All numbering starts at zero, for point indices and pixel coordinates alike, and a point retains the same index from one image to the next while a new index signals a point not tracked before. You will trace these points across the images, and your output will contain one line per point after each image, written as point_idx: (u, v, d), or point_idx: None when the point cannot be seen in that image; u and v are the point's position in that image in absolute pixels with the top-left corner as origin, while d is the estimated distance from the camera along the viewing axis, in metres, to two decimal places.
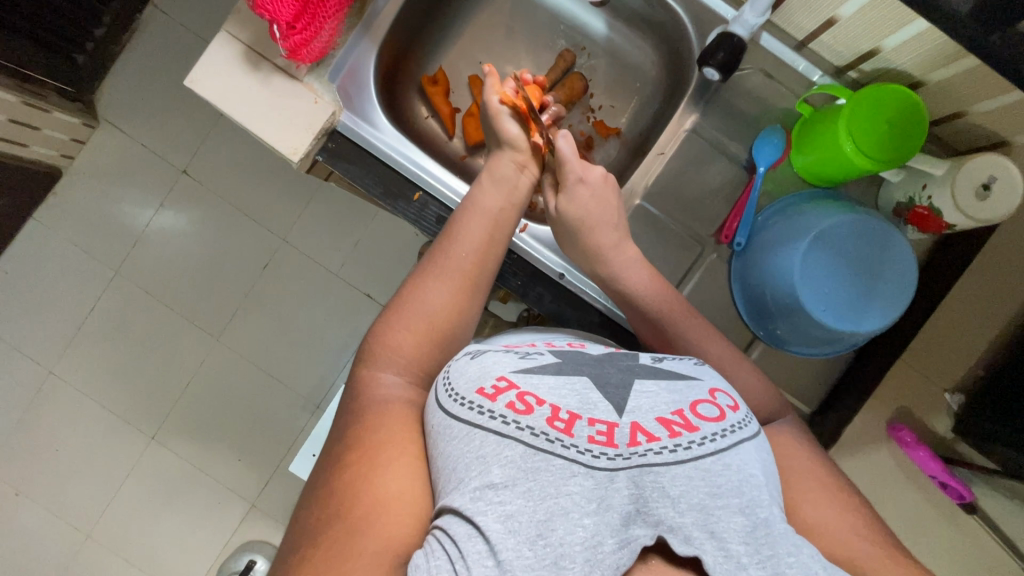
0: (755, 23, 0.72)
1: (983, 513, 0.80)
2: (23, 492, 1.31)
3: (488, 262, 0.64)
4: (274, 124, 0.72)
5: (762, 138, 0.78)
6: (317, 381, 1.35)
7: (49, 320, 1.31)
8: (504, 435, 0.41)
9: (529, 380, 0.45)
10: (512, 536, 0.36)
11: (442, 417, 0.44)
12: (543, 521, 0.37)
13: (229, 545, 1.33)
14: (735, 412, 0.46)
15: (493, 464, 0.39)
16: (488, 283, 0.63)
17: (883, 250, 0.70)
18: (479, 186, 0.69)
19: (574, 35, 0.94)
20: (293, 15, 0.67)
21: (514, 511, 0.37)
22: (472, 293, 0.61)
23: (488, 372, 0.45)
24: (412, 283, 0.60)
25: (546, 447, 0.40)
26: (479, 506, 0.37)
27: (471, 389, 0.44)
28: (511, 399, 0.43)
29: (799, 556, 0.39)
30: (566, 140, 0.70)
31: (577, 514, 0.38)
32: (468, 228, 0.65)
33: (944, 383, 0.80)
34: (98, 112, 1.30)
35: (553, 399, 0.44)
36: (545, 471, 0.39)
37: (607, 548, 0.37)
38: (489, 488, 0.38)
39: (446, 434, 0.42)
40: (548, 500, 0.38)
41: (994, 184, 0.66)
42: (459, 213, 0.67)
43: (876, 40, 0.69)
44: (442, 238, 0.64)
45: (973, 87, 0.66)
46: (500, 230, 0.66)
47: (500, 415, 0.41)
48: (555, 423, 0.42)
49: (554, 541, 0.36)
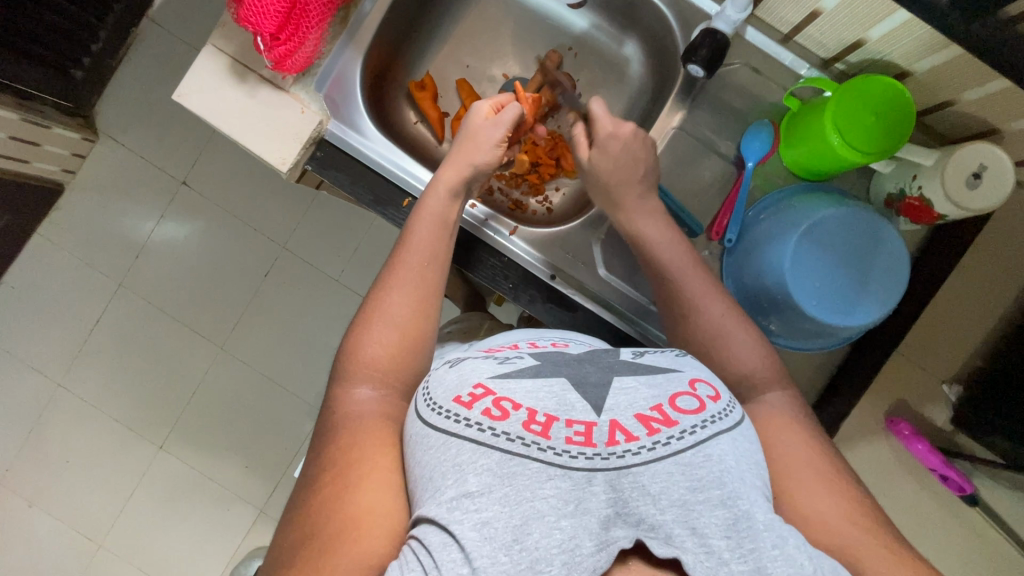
0: (738, 18, 0.71)
1: (985, 504, 0.79)
2: (36, 504, 1.33)
3: (442, 266, 0.65)
4: (262, 135, 0.73)
5: (750, 133, 0.78)
6: (321, 387, 1.36)
7: (56, 333, 1.33)
8: (480, 443, 0.41)
9: (506, 385, 0.45)
10: (488, 542, 0.37)
11: (421, 426, 0.45)
12: (519, 526, 0.37)
13: (239, 551, 1.35)
14: (716, 402, 0.46)
15: (470, 473, 0.40)
16: (444, 287, 0.64)
17: (867, 241, 0.70)
18: (433, 192, 0.69)
19: (561, 36, 0.94)
20: (276, 26, 0.67)
21: (490, 518, 0.38)
22: (430, 298, 0.62)
23: (466, 380, 0.46)
24: (374, 294, 0.61)
25: (522, 451, 0.41)
26: (455, 515, 0.38)
27: (448, 398, 0.45)
28: (487, 406, 0.43)
29: (783, 548, 0.39)
30: (598, 102, 0.75)
31: (553, 517, 0.38)
32: (422, 237, 0.65)
33: (942, 374, 0.79)
34: (98, 127, 1.31)
35: (530, 402, 0.44)
36: (522, 476, 0.40)
37: (585, 550, 0.37)
38: (466, 497, 0.39)
39: (424, 443, 0.43)
40: (524, 505, 0.38)
41: (984, 173, 0.65)
42: (411, 222, 0.67)
43: (860, 32, 0.68)
44: (399, 247, 0.65)
45: (960, 76, 0.65)
46: (451, 238, 0.68)
47: (476, 423, 0.42)
48: (531, 427, 0.42)
49: (530, 545, 0.37)
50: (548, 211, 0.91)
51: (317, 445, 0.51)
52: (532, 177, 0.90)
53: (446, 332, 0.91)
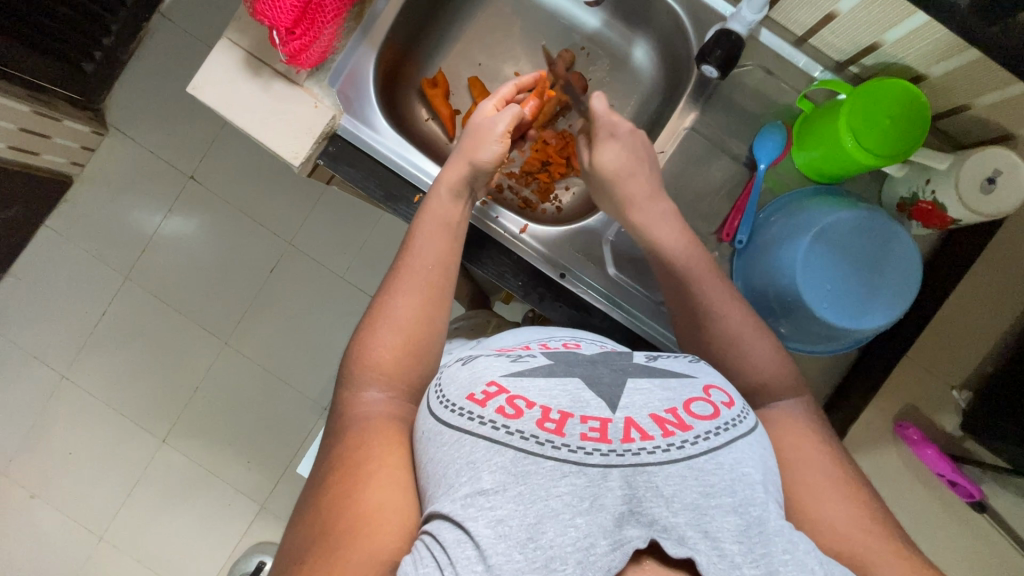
0: (753, 20, 0.71)
1: (993, 511, 0.79)
2: (38, 495, 1.33)
3: (449, 270, 0.65)
4: (276, 130, 0.73)
5: (762, 136, 0.78)
6: (325, 383, 1.36)
7: (62, 325, 1.33)
8: (495, 441, 0.41)
9: (520, 383, 0.45)
10: (503, 540, 0.37)
11: (433, 422, 0.45)
12: (533, 525, 0.38)
13: (241, 546, 1.34)
14: (730, 409, 0.46)
15: (484, 470, 0.40)
16: (451, 291, 0.64)
17: (881, 245, 0.70)
18: (435, 195, 0.69)
19: (573, 36, 0.94)
20: (293, 20, 0.67)
21: (505, 516, 0.38)
22: (436, 300, 0.62)
23: (480, 377, 0.46)
24: (380, 296, 0.61)
25: (536, 450, 0.41)
26: (469, 512, 0.38)
27: (462, 395, 0.45)
28: (501, 403, 0.43)
29: (794, 553, 0.39)
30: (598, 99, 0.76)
31: (568, 515, 0.38)
32: (425, 239, 0.65)
33: (951, 380, 0.79)
34: (108, 121, 1.32)
35: (544, 400, 0.44)
36: (536, 474, 0.39)
37: (599, 550, 0.37)
38: (480, 494, 0.39)
39: (437, 440, 0.43)
40: (539, 503, 0.38)
41: (998, 177, 0.65)
42: (413, 225, 0.67)
43: (876, 35, 0.68)
44: (402, 252, 0.65)
45: (974, 81, 0.65)
46: (456, 241, 0.68)
47: (490, 421, 0.42)
48: (546, 425, 0.42)
49: (544, 544, 0.37)
50: (557, 210, 0.91)
51: (329, 441, 0.51)
52: (542, 176, 0.91)
53: (453, 329, 0.91)
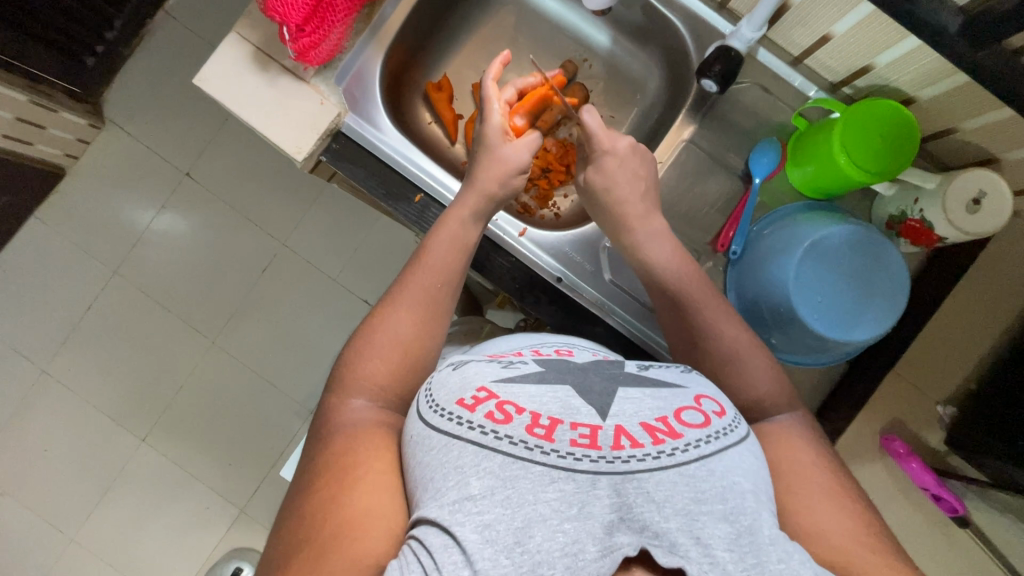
0: (752, 37, 0.74)
1: (976, 527, 0.80)
2: (9, 492, 1.30)
3: (454, 289, 0.65)
4: (279, 125, 0.74)
5: (757, 152, 0.80)
6: (312, 387, 1.34)
7: (45, 318, 1.31)
8: (484, 446, 0.41)
9: (510, 389, 0.46)
10: (490, 545, 0.37)
11: (422, 426, 0.45)
12: (521, 529, 0.38)
13: (217, 551, 1.32)
14: (721, 418, 0.47)
15: (472, 476, 0.40)
16: (452, 308, 0.65)
17: (873, 262, 0.71)
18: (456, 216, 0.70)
19: (576, 48, 0.96)
20: (303, 18, 0.68)
21: (492, 521, 0.38)
22: (434, 318, 0.62)
23: (470, 382, 0.46)
24: (379, 311, 0.61)
25: (525, 455, 0.41)
26: (457, 517, 0.39)
27: (452, 400, 0.45)
28: (490, 408, 0.43)
29: (788, 563, 0.39)
30: (592, 115, 0.76)
31: (557, 520, 0.38)
32: (438, 255, 0.66)
33: (936, 395, 0.81)
34: (105, 114, 1.31)
35: (534, 407, 0.44)
36: (525, 479, 0.40)
37: (588, 556, 0.38)
38: (468, 500, 0.39)
39: (426, 444, 0.44)
40: (527, 507, 0.39)
41: (983, 199, 0.68)
42: (431, 235, 0.68)
43: (869, 57, 0.71)
44: (414, 260, 0.66)
45: (962, 106, 0.68)
46: (467, 263, 0.68)
47: (479, 426, 0.42)
48: (535, 430, 0.42)
49: (532, 548, 0.37)
50: (556, 217, 0.93)
51: (319, 444, 0.51)
52: (541, 182, 0.92)
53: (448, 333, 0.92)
